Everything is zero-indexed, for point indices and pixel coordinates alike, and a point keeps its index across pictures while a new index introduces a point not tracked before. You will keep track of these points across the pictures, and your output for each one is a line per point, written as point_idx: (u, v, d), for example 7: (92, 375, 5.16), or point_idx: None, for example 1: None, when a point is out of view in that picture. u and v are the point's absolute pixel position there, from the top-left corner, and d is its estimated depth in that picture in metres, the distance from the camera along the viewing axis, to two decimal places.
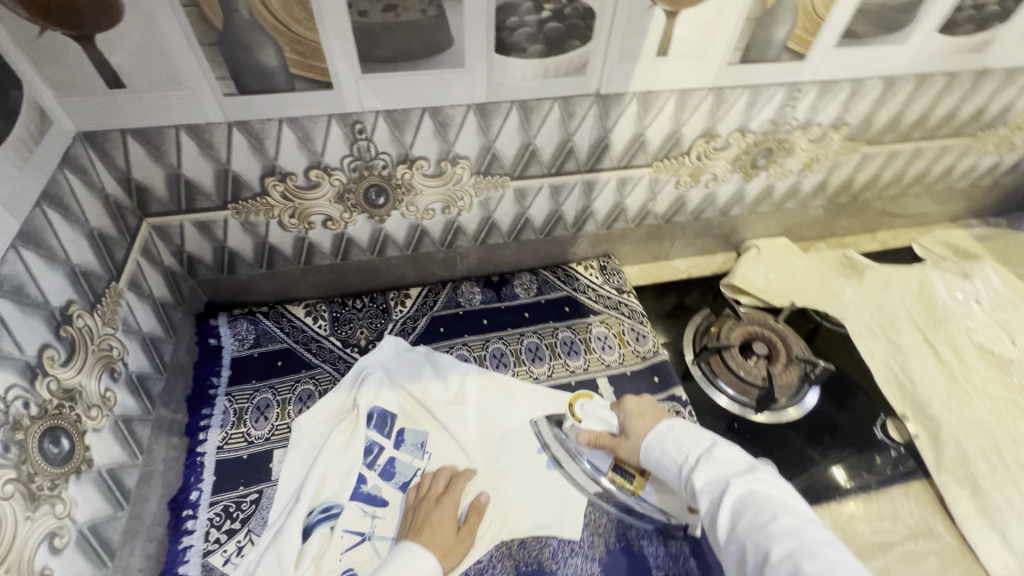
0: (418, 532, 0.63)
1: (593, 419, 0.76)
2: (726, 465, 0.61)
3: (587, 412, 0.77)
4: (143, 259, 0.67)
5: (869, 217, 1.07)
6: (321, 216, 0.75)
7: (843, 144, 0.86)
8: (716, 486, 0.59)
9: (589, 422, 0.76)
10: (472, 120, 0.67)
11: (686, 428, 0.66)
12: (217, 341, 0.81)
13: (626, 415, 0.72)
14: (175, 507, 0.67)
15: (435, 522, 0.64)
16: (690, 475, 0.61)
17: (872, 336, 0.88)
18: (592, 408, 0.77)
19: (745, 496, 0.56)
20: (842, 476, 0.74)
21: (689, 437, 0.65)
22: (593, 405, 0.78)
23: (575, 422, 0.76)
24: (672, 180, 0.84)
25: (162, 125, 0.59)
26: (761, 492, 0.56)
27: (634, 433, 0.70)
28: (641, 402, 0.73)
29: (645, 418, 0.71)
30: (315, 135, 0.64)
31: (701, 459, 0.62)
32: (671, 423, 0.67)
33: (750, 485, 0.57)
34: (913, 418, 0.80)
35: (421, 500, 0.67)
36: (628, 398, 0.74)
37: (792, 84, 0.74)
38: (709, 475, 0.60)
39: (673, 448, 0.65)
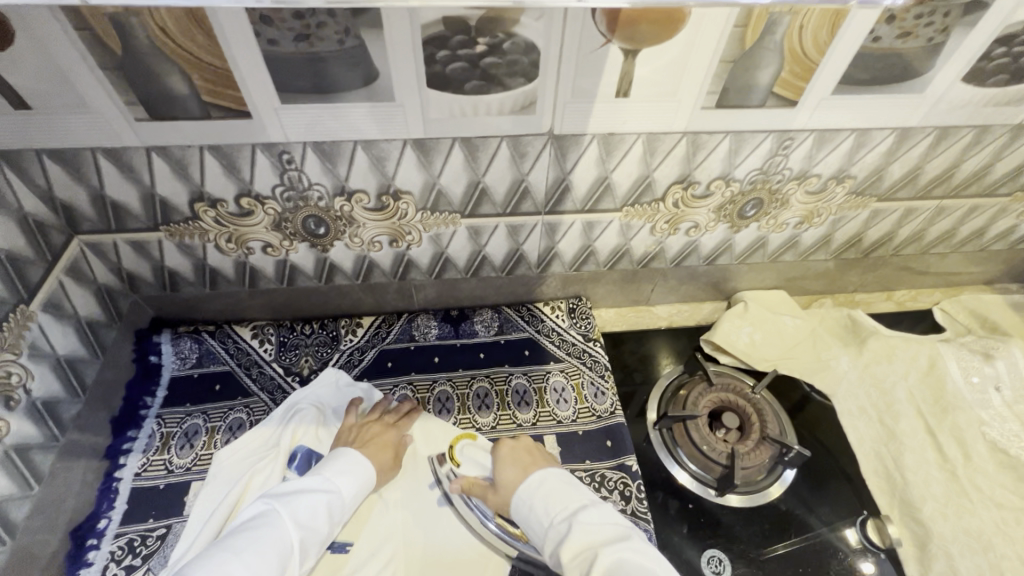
0: (363, 442, 0.68)
1: (471, 465, 0.70)
2: (595, 529, 0.54)
3: (467, 457, 0.70)
4: (68, 278, 0.65)
5: (885, 275, 0.95)
6: (260, 243, 0.71)
7: (848, 198, 0.76)
8: (583, 557, 0.52)
9: (467, 468, 0.70)
10: (410, 156, 0.62)
11: (561, 485, 0.59)
12: (157, 359, 0.79)
13: (499, 463, 0.63)
14: (78, 536, 0.64)
15: (381, 439, 0.69)
16: (559, 544, 0.54)
17: (864, 418, 0.77)
18: (472, 453, 0.71)
19: (613, 569, 0.49)
20: (856, 538, 0.69)
21: (558, 494, 0.58)
22: (474, 448, 0.72)
23: (451, 468, 0.69)
24: (646, 226, 0.77)
25: (77, 147, 0.57)
26: (629, 562, 0.50)
27: (503, 485, 0.61)
28: (514, 444, 0.65)
29: (517, 462, 0.63)
30: (241, 164, 0.60)
31: (569, 523, 0.55)
32: (544, 477, 0.60)
33: (617, 554, 0.50)
34: (899, 521, 0.69)
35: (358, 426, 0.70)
36: (504, 442, 0.65)
37: (782, 133, 0.65)
38: (577, 544, 0.53)
39: (541, 508, 0.57)
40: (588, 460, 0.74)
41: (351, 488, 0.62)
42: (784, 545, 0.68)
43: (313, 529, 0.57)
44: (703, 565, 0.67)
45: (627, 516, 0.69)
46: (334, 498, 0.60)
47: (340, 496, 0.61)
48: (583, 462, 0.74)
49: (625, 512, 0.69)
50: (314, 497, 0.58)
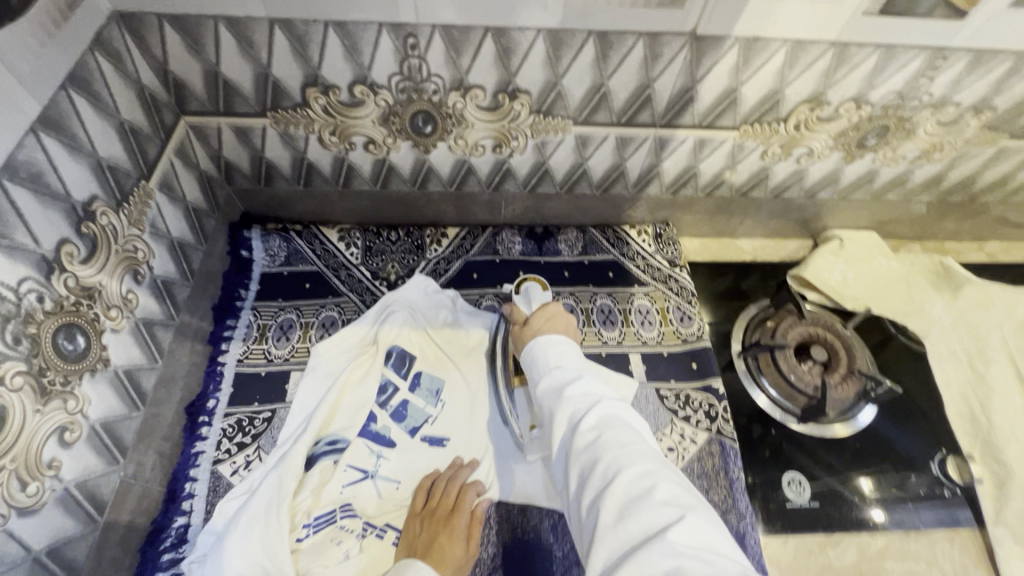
0: (428, 544, 0.58)
1: (523, 300, 0.72)
2: (599, 386, 0.49)
3: (528, 293, 0.72)
4: (177, 160, 0.64)
5: (983, 223, 0.91)
6: (363, 138, 0.69)
7: (979, 132, 0.71)
8: (584, 400, 0.47)
9: (521, 301, 0.72)
10: (540, 49, 0.58)
11: (574, 352, 0.55)
12: (248, 254, 0.79)
13: (539, 314, 0.65)
14: (191, 411, 0.67)
15: (446, 535, 0.59)
16: (561, 383, 0.49)
17: (953, 360, 0.77)
18: (536, 294, 0.72)
19: (610, 418, 0.45)
20: (869, 485, 0.69)
21: (570, 358, 0.53)
22: (540, 293, 0.72)
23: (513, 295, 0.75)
24: (758, 148, 0.73)
25: (200, 14, 0.54)
26: (625, 420, 0.45)
27: (530, 325, 0.63)
28: (558, 312, 0.65)
29: (551, 319, 0.63)
30: (363, 45, 0.57)
31: (580, 373, 0.51)
32: (547, 339, 0.57)
33: (616, 412, 0.46)
34: (980, 460, 0.71)
35: (425, 513, 0.61)
36: (550, 304, 0.66)
37: (938, 50, 0.60)
38: (581, 389, 0.48)
39: (553, 356, 0.53)
40: (673, 380, 0.75)
41: None
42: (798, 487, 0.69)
43: None
44: (784, 486, 0.69)
45: (713, 433, 0.71)
46: None
47: None
48: (669, 382, 0.75)
49: (710, 431, 0.71)
50: None
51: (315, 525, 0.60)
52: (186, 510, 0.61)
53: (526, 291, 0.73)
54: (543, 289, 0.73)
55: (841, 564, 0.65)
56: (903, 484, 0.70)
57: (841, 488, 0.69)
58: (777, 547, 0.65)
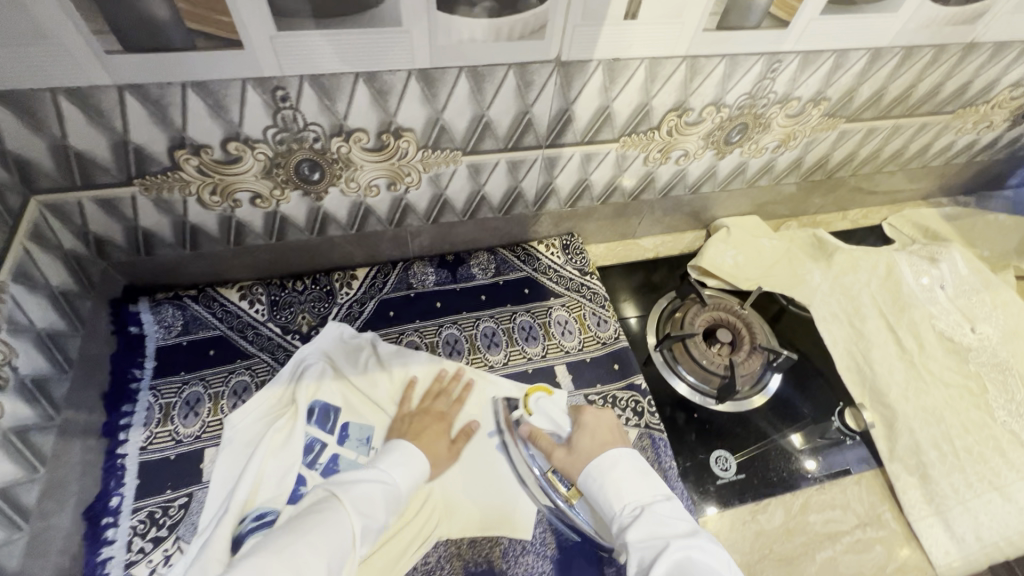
0: (418, 430, 0.67)
1: (544, 418, 0.69)
2: (664, 526, 0.53)
3: (542, 408, 0.70)
4: (33, 245, 0.58)
5: (842, 195, 1.03)
6: (248, 193, 0.66)
7: (822, 120, 0.81)
8: (652, 546, 0.52)
9: (539, 419, 0.69)
10: (414, 88, 0.59)
11: (641, 475, 0.59)
12: (139, 329, 0.73)
13: (579, 426, 0.66)
14: (91, 516, 0.60)
15: (435, 430, 0.68)
16: (626, 527, 0.55)
17: (837, 322, 0.86)
18: (547, 404, 0.70)
19: (682, 562, 0.49)
20: (800, 440, 0.77)
21: (635, 490, 0.58)
22: (550, 402, 0.70)
23: (525, 415, 0.70)
24: (640, 156, 0.78)
25: (32, 88, 0.49)
26: (698, 560, 0.49)
27: (579, 449, 0.64)
28: (599, 419, 0.67)
29: (598, 435, 0.64)
30: (228, 102, 0.55)
31: (644, 508, 0.56)
32: (616, 460, 0.60)
33: (690, 551, 0.50)
34: (870, 407, 0.79)
35: (413, 415, 0.70)
36: (582, 411, 0.68)
37: (772, 55, 0.67)
38: (645, 531, 0.53)
39: (614, 489, 0.58)
40: (599, 383, 0.78)
41: (406, 481, 0.60)
42: (743, 453, 0.75)
43: (371, 515, 0.53)
44: (712, 464, 0.73)
45: (642, 428, 0.74)
46: (389, 489, 0.57)
47: (395, 488, 0.58)
48: (595, 387, 0.78)
49: (639, 426, 0.74)
50: (369, 486, 0.55)
51: None
52: None
53: (539, 408, 0.70)
54: (550, 394, 0.72)
55: (772, 527, 0.69)
56: (824, 435, 0.78)
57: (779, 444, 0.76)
58: (714, 523, 0.69)
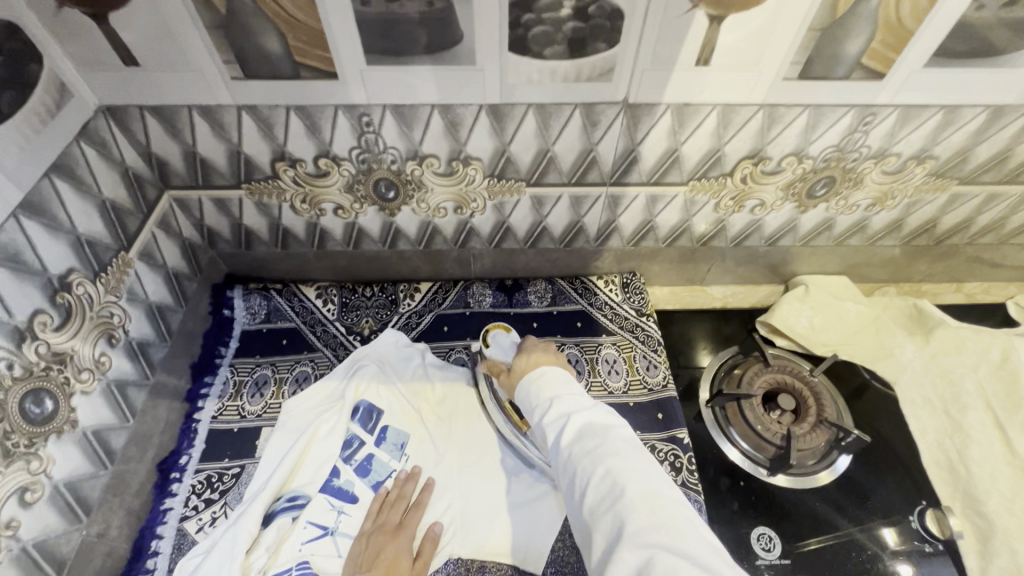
0: (374, 557, 0.62)
1: (498, 349, 0.73)
2: (571, 401, 0.53)
3: (499, 342, 0.74)
4: (159, 231, 0.70)
5: (956, 265, 0.91)
6: (332, 205, 0.74)
7: (927, 180, 0.73)
8: (558, 419, 0.51)
9: (495, 351, 0.73)
10: (484, 121, 0.63)
11: (559, 379, 0.56)
12: (230, 313, 0.84)
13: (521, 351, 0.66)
14: (163, 469, 0.69)
15: (392, 547, 0.62)
16: (539, 413, 0.53)
17: (928, 408, 0.75)
18: (504, 340, 0.75)
19: (584, 430, 0.49)
20: (894, 535, 0.67)
21: (547, 383, 0.56)
22: (506, 337, 0.76)
23: (484, 349, 0.75)
24: (710, 202, 0.76)
25: (175, 105, 0.60)
26: (597, 424, 0.50)
27: (513, 370, 0.64)
28: (538, 343, 0.66)
29: (533, 354, 0.64)
30: (322, 124, 0.63)
31: (552, 395, 0.54)
32: (544, 373, 0.57)
33: (589, 419, 0.50)
34: (961, 513, 0.67)
35: (372, 533, 0.64)
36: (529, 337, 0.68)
37: (865, 107, 0.63)
38: (553, 411, 0.52)
39: (531, 389, 0.56)
40: (639, 431, 0.75)
41: None
42: (818, 539, 0.67)
43: None
44: (753, 541, 0.67)
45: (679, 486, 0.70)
46: None
47: None
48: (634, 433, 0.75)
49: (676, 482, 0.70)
50: None
51: None
52: (150, 569, 0.63)
53: (496, 342, 0.75)
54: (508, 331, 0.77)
55: None
56: (922, 537, 0.67)
57: (861, 538, 0.67)
58: None
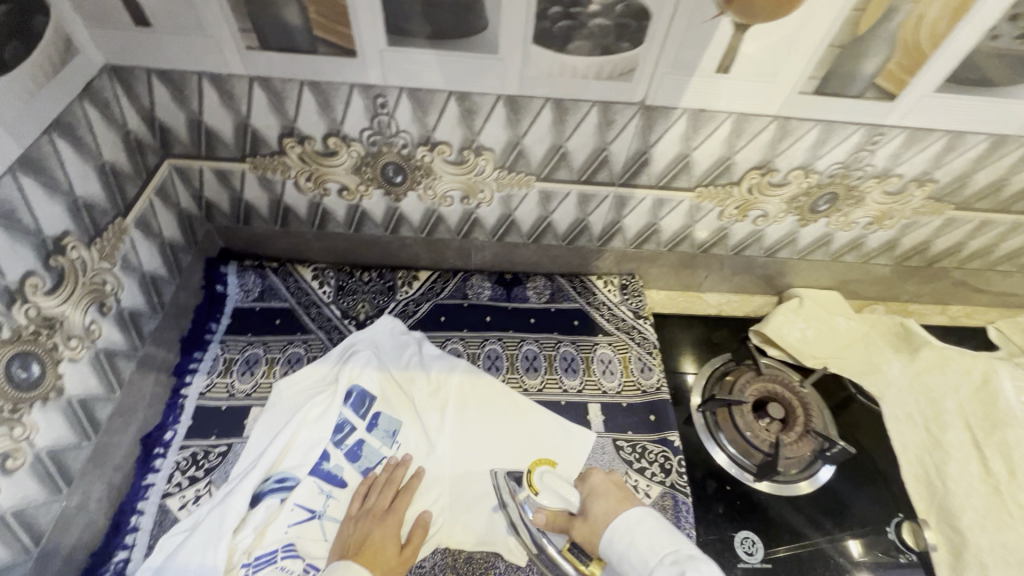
0: (362, 542, 0.61)
1: (552, 495, 0.61)
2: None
3: (546, 484, 0.62)
4: (157, 199, 0.68)
5: (943, 288, 0.94)
6: (337, 185, 0.73)
7: (925, 202, 0.75)
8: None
9: (546, 498, 0.61)
10: (500, 112, 0.62)
11: (657, 530, 0.50)
12: (223, 289, 0.82)
13: (587, 494, 0.57)
14: (147, 443, 0.68)
15: (381, 531, 0.62)
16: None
17: (910, 423, 0.77)
18: (552, 480, 0.63)
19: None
20: (858, 548, 0.69)
21: (663, 546, 0.49)
22: (554, 475, 0.64)
23: (530, 494, 0.62)
24: (715, 209, 0.77)
25: (185, 70, 0.58)
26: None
27: (591, 515, 0.55)
28: (607, 477, 0.59)
29: (611, 497, 0.56)
30: (335, 102, 0.62)
31: (689, 566, 0.46)
32: (636, 520, 0.51)
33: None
34: (935, 527, 0.70)
35: (360, 516, 0.64)
36: (593, 472, 0.60)
37: (874, 127, 0.64)
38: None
39: (650, 553, 0.49)
40: (630, 431, 0.76)
41: None
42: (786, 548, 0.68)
43: None
44: (737, 545, 0.68)
45: (667, 488, 0.71)
46: None
47: None
48: (626, 433, 0.76)
49: (664, 484, 0.71)
50: None
51: (256, 563, 0.59)
52: (129, 544, 0.61)
53: (546, 486, 0.62)
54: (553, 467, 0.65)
55: None
56: (889, 551, 0.69)
57: (838, 558, 0.68)
58: None
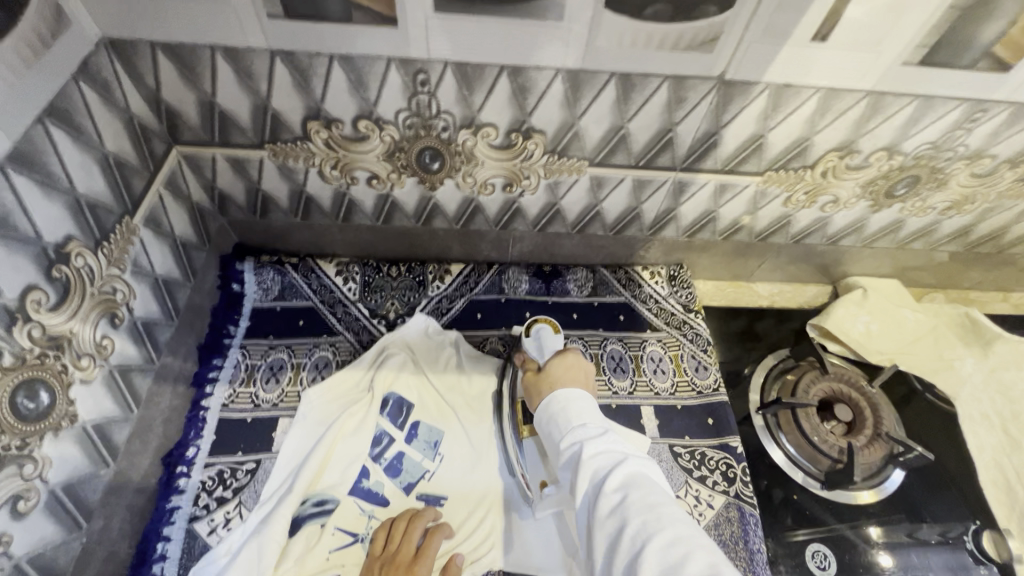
0: None
1: (535, 347, 0.64)
2: (616, 443, 0.49)
3: (539, 334, 0.65)
4: (166, 192, 0.61)
5: (1011, 274, 0.88)
6: (366, 173, 0.65)
7: (1015, 185, 0.68)
8: (606, 459, 0.47)
9: (529, 344, 0.64)
10: (558, 89, 0.55)
11: (586, 407, 0.53)
12: (240, 287, 0.75)
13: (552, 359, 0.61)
14: (168, 462, 0.62)
15: None
16: (578, 441, 0.49)
17: (986, 425, 0.73)
18: (546, 338, 0.64)
19: (635, 478, 0.45)
20: (877, 531, 0.65)
21: (591, 412, 0.53)
22: (552, 336, 0.64)
23: (523, 337, 0.66)
24: (782, 195, 0.69)
25: (195, 43, 0.50)
26: (650, 479, 0.45)
27: (550, 374, 0.59)
28: (581, 364, 0.61)
29: (571, 371, 0.59)
30: (370, 80, 0.54)
31: (601, 430, 0.50)
32: (570, 396, 0.54)
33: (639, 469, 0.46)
34: (1019, 536, 0.65)
35: (388, 559, 0.55)
36: (569, 351, 0.62)
37: (979, 102, 0.56)
38: (599, 447, 0.48)
39: (574, 415, 0.52)
40: (687, 437, 0.70)
41: None
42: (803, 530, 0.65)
43: None
44: (808, 559, 0.63)
45: (731, 497, 0.66)
46: None
47: None
48: (683, 439, 0.70)
49: (728, 494, 0.66)
50: None
51: None
52: None
53: (537, 334, 0.65)
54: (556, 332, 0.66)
55: None
56: (913, 534, 0.65)
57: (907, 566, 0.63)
58: None
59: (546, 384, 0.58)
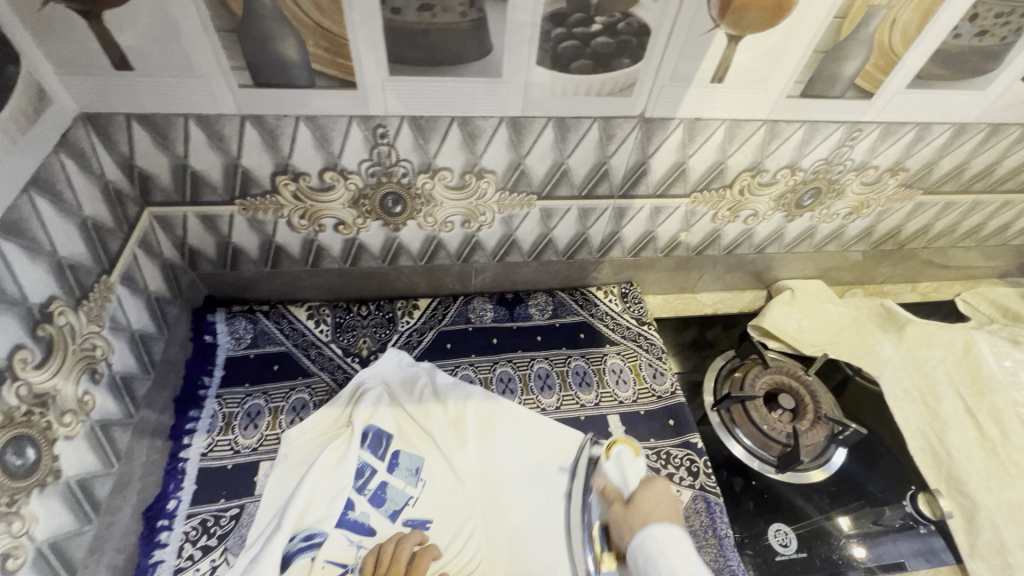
0: None
1: (618, 471, 0.66)
2: None
3: (620, 458, 0.67)
4: (140, 251, 0.64)
5: (914, 267, 1.00)
6: (333, 220, 0.70)
7: (898, 190, 0.80)
8: None
9: (611, 468, 0.67)
10: (503, 134, 0.62)
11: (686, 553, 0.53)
12: (212, 338, 0.77)
13: (642, 488, 0.62)
14: (149, 516, 0.62)
15: None
16: None
17: (908, 399, 0.82)
18: (628, 462, 0.67)
19: None
20: (847, 522, 0.71)
21: (692, 562, 0.53)
22: (632, 462, 0.67)
23: (604, 462, 0.68)
24: (709, 212, 0.79)
25: (169, 113, 0.55)
26: None
27: (640, 508, 0.60)
28: (668, 494, 0.62)
29: (661, 505, 0.60)
30: (333, 135, 0.59)
31: None
32: (664, 535, 0.55)
33: None
34: (947, 494, 0.73)
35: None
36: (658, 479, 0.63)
37: (854, 124, 0.68)
38: None
39: (675, 564, 0.52)
40: (652, 438, 0.76)
41: None
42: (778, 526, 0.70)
43: None
44: (772, 538, 0.69)
45: (697, 489, 0.71)
46: None
47: None
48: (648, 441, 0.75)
49: (694, 486, 0.71)
50: None
51: None
52: None
53: (619, 459, 0.67)
54: (636, 455, 0.68)
55: None
56: (878, 521, 0.72)
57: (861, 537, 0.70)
58: None
59: (634, 519, 0.59)
